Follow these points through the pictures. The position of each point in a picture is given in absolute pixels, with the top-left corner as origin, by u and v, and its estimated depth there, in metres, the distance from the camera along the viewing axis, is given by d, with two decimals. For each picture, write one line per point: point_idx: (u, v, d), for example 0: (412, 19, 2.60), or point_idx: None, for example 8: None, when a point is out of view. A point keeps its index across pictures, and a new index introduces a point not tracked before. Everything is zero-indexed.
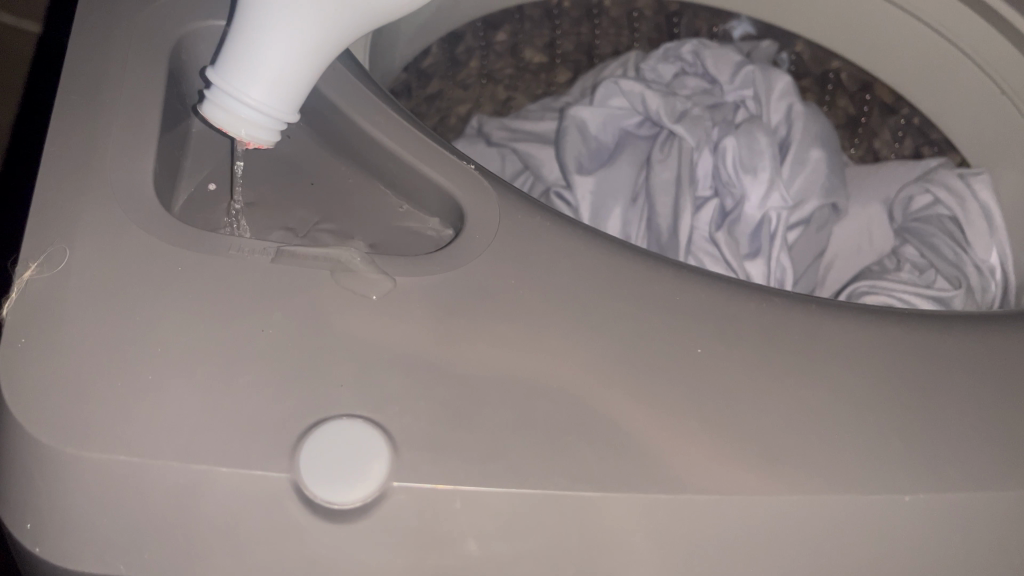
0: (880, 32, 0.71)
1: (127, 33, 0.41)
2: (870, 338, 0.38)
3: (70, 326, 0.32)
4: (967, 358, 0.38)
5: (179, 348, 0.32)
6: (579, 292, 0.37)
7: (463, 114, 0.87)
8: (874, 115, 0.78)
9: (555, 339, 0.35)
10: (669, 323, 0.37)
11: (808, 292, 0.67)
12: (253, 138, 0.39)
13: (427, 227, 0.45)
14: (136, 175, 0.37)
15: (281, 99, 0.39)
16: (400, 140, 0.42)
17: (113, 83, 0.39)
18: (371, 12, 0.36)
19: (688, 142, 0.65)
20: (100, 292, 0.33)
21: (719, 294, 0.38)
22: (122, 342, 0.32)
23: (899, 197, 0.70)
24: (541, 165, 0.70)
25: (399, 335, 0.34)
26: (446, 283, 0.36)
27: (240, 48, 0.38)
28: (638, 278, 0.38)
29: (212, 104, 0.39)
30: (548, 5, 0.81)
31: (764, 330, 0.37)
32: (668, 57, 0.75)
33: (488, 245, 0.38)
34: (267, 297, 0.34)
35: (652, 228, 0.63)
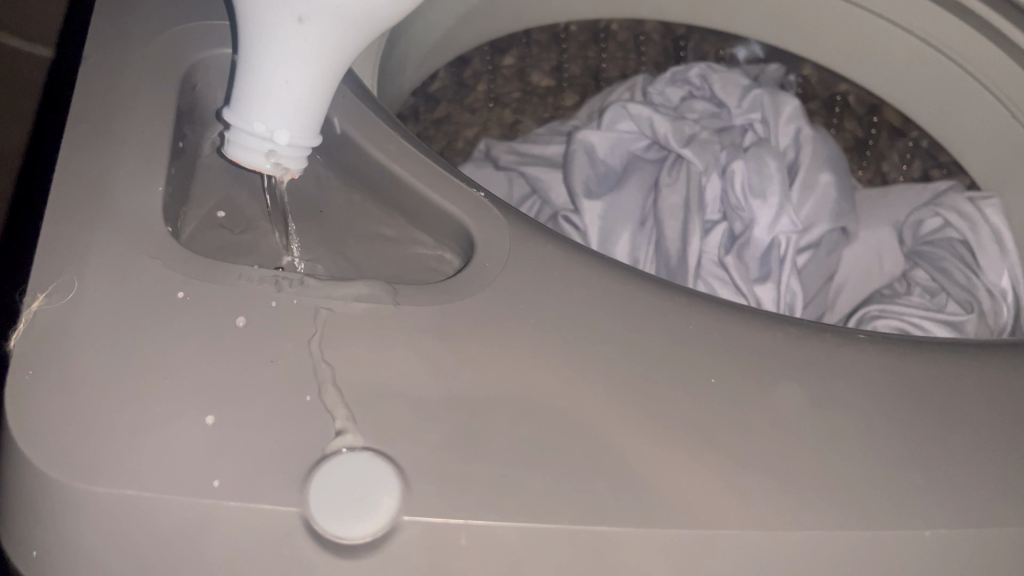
0: (891, 54, 0.72)
1: (133, 60, 0.41)
2: (883, 366, 0.38)
3: (77, 355, 0.32)
4: (984, 386, 0.38)
5: (186, 380, 0.32)
6: (591, 321, 0.37)
7: (471, 138, 0.89)
8: (882, 137, 0.79)
9: (565, 366, 0.35)
10: (681, 352, 0.36)
11: (817, 316, 0.67)
12: (282, 171, 0.39)
13: (432, 252, 0.44)
14: (146, 205, 0.37)
15: (301, 128, 0.38)
16: (411, 164, 0.42)
17: (123, 110, 0.39)
18: (369, 27, 0.35)
19: (696, 166, 0.65)
20: (108, 322, 0.33)
21: (730, 322, 0.38)
22: (131, 374, 0.32)
23: (910, 221, 0.69)
24: (550, 189, 0.71)
25: (409, 369, 0.34)
26: (455, 311, 0.36)
27: (249, 85, 0.38)
28: (648, 304, 0.38)
29: (237, 147, 0.39)
30: (554, 29, 0.82)
31: (778, 356, 0.37)
32: (675, 81, 0.74)
33: (497, 270, 0.38)
34: (276, 327, 0.34)
35: (661, 252, 0.63)
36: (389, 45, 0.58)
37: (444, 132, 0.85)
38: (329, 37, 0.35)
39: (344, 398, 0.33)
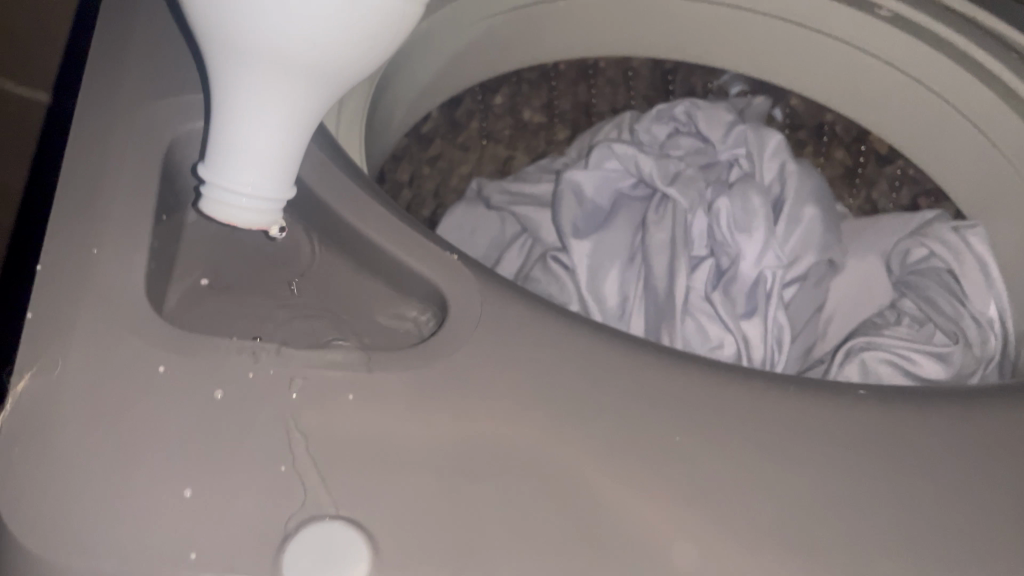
0: (877, 87, 0.73)
1: (120, 128, 0.42)
2: (844, 419, 0.39)
3: (65, 436, 0.33)
4: (939, 437, 0.39)
5: (167, 455, 0.33)
6: (558, 381, 0.38)
7: (464, 174, 0.89)
8: (870, 165, 0.79)
9: (540, 431, 0.36)
10: (647, 412, 0.37)
11: (807, 348, 0.67)
12: (257, 225, 0.38)
13: (406, 324, 0.46)
14: (129, 278, 0.37)
15: (275, 181, 0.38)
16: (385, 230, 0.43)
17: (110, 182, 0.40)
18: (342, 76, 0.36)
19: (681, 204, 0.66)
20: (95, 401, 0.34)
21: (694, 379, 0.39)
22: (112, 450, 0.33)
23: (896, 250, 0.70)
24: (540, 228, 0.72)
25: (381, 435, 0.35)
26: (428, 376, 0.37)
27: (223, 139, 0.37)
28: (614, 362, 0.39)
29: (211, 203, 0.38)
30: (544, 68, 0.83)
31: (744, 414, 0.38)
32: (661, 118, 0.75)
33: (471, 329, 0.39)
34: (253, 398, 0.35)
35: (649, 290, 0.64)
36: (377, 93, 0.60)
37: (437, 170, 0.84)
38: (304, 85, 0.36)
39: (325, 471, 0.34)
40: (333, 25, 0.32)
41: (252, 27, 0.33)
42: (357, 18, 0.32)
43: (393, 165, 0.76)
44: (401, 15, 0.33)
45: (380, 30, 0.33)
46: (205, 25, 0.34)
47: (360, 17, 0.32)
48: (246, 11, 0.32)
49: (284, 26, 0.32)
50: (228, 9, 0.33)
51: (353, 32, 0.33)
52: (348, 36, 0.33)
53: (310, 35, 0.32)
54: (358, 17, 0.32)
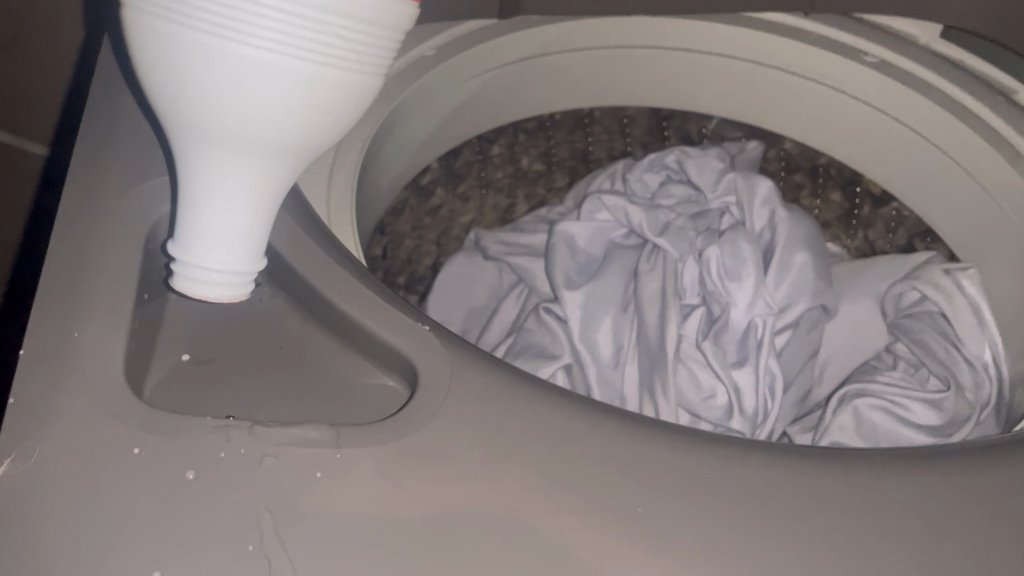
0: (869, 134, 0.74)
1: (80, 194, 0.38)
2: (863, 472, 0.35)
3: (23, 527, 0.29)
4: (969, 486, 0.35)
5: (108, 528, 0.29)
6: (550, 436, 0.34)
7: (465, 225, 0.88)
8: (866, 207, 0.79)
9: (530, 495, 0.32)
10: (649, 469, 0.33)
11: (805, 392, 0.67)
12: (228, 298, 0.38)
13: (393, 398, 0.39)
14: (77, 326, 0.34)
15: (245, 254, 0.38)
16: (353, 283, 0.39)
17: (93, 253, 0.36)
18: (306, 147, 0.36)
19: (671, 254, 0.67)
20: (54, 486, 0.30)
21: (696, 434, 0.35)
22: (45, 525, 0.29)
23: (890, 294, 0.69)
24: (535, 278, 0.73)
25: (353, 502, 0.31)
26: (404, 433, 0.33)
27: (190, 216, 0.37)
28: (608, 414, 0.36)
29: (183, 279, 0.38)
30: (541, 117, 0.82)
31: (760, 475, 0.34)
32: (653, 167, 0.77)
33: (446, 384, 0.35)
34: (203, 461, 0.31)
35: (641, 339, 0.64)
36: (370, 155, 0.63)
37: (437, 221, 0.84)
38: (271, 159, 0.36)
39: (289, 547, 0.30)
40: (294, 99, 0.33)
41: (216, 106, 0.34)
42: (313, 91, 0.33)
43: (391, 220, 0.77)
44: (358, 84, 0.34)
45: (340, 101, 0.34)
46: (169, 105, 0.35)
47: (319, 90, 0.33)
48: (207, 91, 0.33)
49: (247, 103, 0.33)
50: (191, 90, 0.33)
51: (314, 105, 0.34)
52: (306, 107, 0.34)
53: (271, 109, 0.33)
54: (316, 91, 0.33)
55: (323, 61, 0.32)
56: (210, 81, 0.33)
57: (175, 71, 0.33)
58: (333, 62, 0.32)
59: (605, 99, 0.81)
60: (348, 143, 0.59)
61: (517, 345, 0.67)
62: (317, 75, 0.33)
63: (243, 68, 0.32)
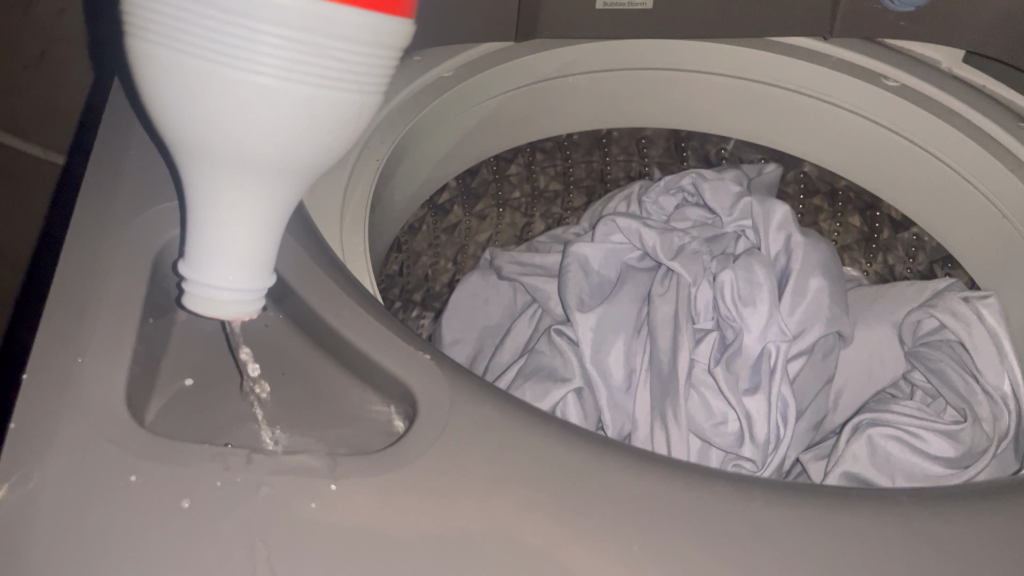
0: (891, 160, 0.72)
1: (88, 225, 0.40)
2: (865, 513, 0.34)
3: (19, 544, 0.29)
4: (976, 531, 0.34)
5: (100, 548, 0.29)
6: (545, 467, 0.34)
7: (482, 243, 0.87)
8: (886, 231, 0.78)
9: (522, 525, 0.32)
10: (646, 503, 0.33)
11: (818, 421, 0.66)
12: (238, 316, 0.38)
13: (386, 420, 0.39)
14: (79, 353, 0.35)
15: (253, 273, 0.38)
16: (356, 312, 0.39)
17: (103, 281, 0.37)
18: (305, 167, 0.37)
19: (685, 279, 0.66)
20: (51, 505, 0.30)
21: (695, 471, 0.35)
22: (41, 543, 0.29)
23: (908, 321, 0.68)
24: (548, 299, 0.72)
25: (344, 529, 0.31)
26: (399, 462, 0.33)
27: (199, 235, 0.38)
28: (606, 448, 0.35)
29: (192, 298, 0.38)
30: (559, 138, 0.82)
31: (758, 515, 0.33)
32: (669, 189, 0.77)
33: (444, 416, 0.35)
34: (196, 486, 0.31)
35: (654, 364, 0.63)
36: (386, 176, 0.62)
37: (455, 240, 0.83)
38: (270, 179, 0.37)
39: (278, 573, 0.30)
40: (291, 120, 0.33)
41: (214, 127, 0.34)
42: (313, 113, 0.34)
43: (409, 236, 0.75)
44: (356, 104, 0.35)
45: (338, 122, 0.35)
46: (170, 126, 0.35)
47: (316, 112, 0.34)
48: (206, 112, 0.33)
49: (244, 125, 0.33)
50: (190, 112, 0.34)
51: (311, 126, 0.34)
52: (308, 129, 0.34)
53: (269, 130, 0.34)
54: (313, 113, 0.34)
55: (322, 84, 0.33)
56: (208, 103, 0.33)
57: (175, 93, 0.34)
58: (330, 85, 0.33)
59: (622, 119, 0.81)
60: (362, 166, 0.59)
61: (527, 365, 0.65)
62: (315, 97, 0.33)
63: (240, 90, 0.32)
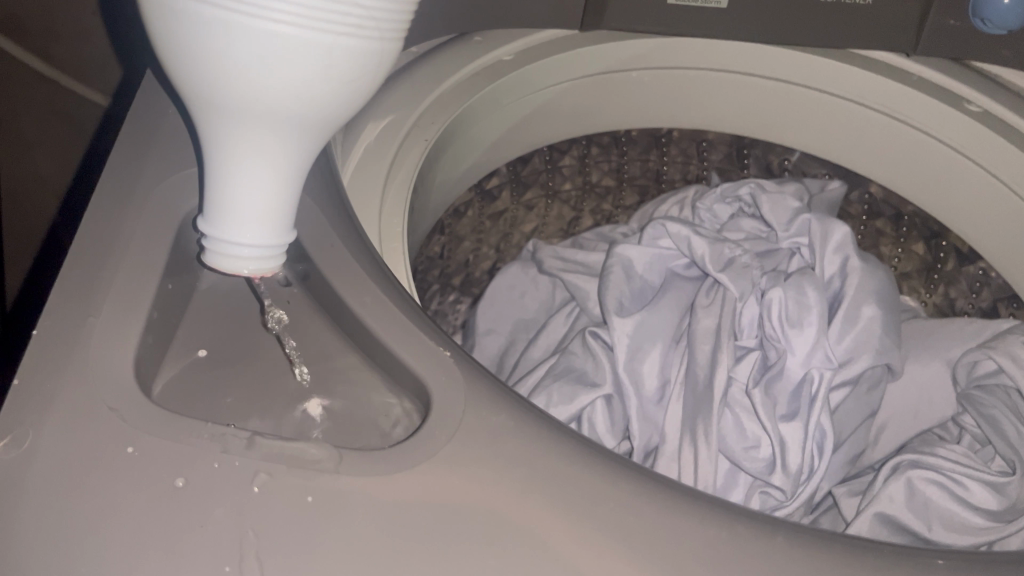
0: (966, 190, 0.68)
1: (113, 190, 0.39)
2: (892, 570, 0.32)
3: (9, 506, 0.29)
4: None
5: (89, 520, 0.29)
6: (555, 483, 0.32)
7: (528, 232, 0.85)
8: (950, 262, 0.74)
9: (524, 542, 0.30)
10: (655, 533, 0.31)
11: (855, 456, 0.63)
12: (260, 272, 0.38)
13: (395, 417, 0.38)
14: (92, 315, 0.34)
15: (273, 229, 0.38)
16: (380, 298, 0.38)
17: (122, 245, 0.37)
18: (327, 121, 0.36)
19: (731, 292, 0.63)
20: (46, 471, 0.30)
21: (713, 504, 0.33)
22: (30, 509, 0.29)
23: (963, 361, 0.63)
24: (587, 298, 0.70)
25: (338, 526, 0.30)
26: (403, 462, 0.32)
27: (218, 192, 0.37)
28: (621, 469, 0.33)
29: (213, 255, 0.38)
30: (616, 134, 0.79)
31: (780, 564, 0.31)
32: (725, 198, 0.74)
33: (457, 418, 0.33)
34: (194, 466, 0.30)
35: (689, 378, 0.60)
36: (433, 157, 0.61)
37: (500, 228, 0.82)
38: (291, 134, 0.36)
39: (265, 564, 0.28)
40: (313, 73, 0.32)
41: (233, 82, 0.33)
42: (335, 63, 0.32)
43: (452, 220, 0.74)
44: (379, 50, 0.33)
45: (360, 72, 0.34)
46: (186, 84, 0.34)
47: (339, 63, 0.32)
48: (225, 67, 0.32)
49: (264, 78, 0.32)
50: (207, 68, 0.33)
51: (334, 78, 0.33)
52: (329, 81, 0.33)
53: (291, 85, 0.33)
54: (335, 64, 0.32)
55: (343, 31, 0.32)
56: (225, 57, 0.32)
57: (192, 50, 0.33)
58: (352, 32, 0.32)
59: (683, 119, 0.78)
60: (406, 150, 0.57)
61: (557, 366, 0.64)
62: (337, 46, 0.32)
63: (259, 40, 0.31)
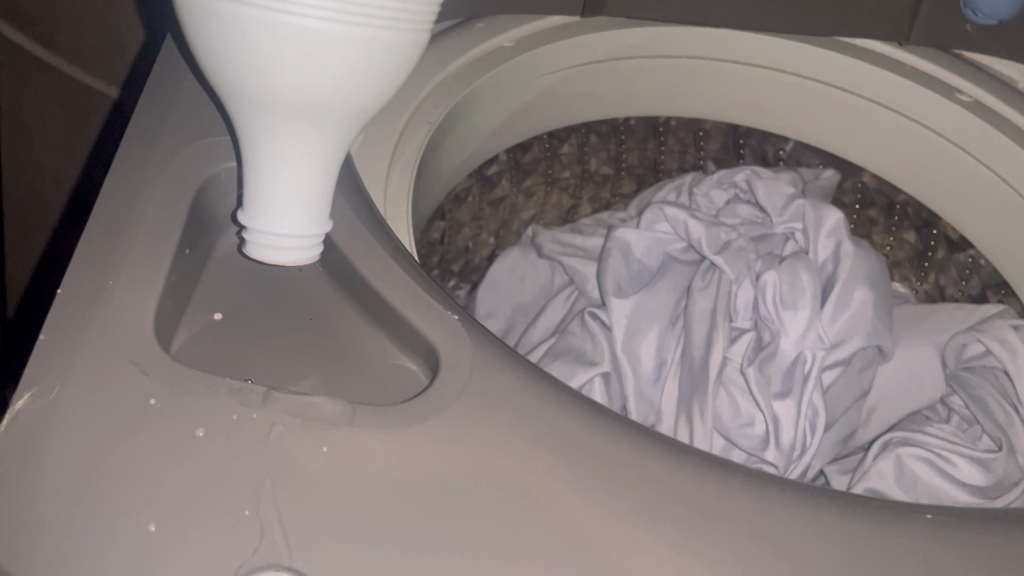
0: (957, 178, 0.70)
1: (132, 158, 0.40)
2: (878, 523, 0.33)
3: (40, 454, 0.30)
4: (995, 550, 0.33)
5: (117, 467, 0.30)
6: (558, 437, 0.33)
7: (526, 219, 0.86)
8: (941, 250, 0.75)
9: (530, 493, 0.32)
10: (654, 485, 0.32)
11: (847, 436, 0.64)
12: (300, 262, 0.39)
13: (406, 377, 0.40)
14: (112, 278, 0.35)
15: (311, 220, 0.39)
16: (391, 266, 0.39)
17: (139, 210, 0.38)
18: (363, 112, 0.37)
19: (727, 274, 0.65)
20: (74, 423, 0.31)
21: (709, 460, 0.34)
22: (60, 458, 0.30)
23: (952, 344, 0.65)
24: (585, 281, 0.71)
25: (354, 475, 0.31)
26: (414, 417, 0.33)
27: (257, 186, 0.39)
28: (621, 425, 0.35)
29: (254, 247, 0.39)
30: (614, 122, 0.81)
31: (773, 517, 0.32)
32: (722, 184, 0.76)
33: (464, 378, 0.35)
34: (214, 418, 0.32)
35: (685, 358, 0.62)
36: (436, 139, 0.62)
37: (499, 214, 0.83)
38: (328, 126, 0.37)
39: (284, 511, 0.30)
40: (352, 65, 0.34)
41: (274, 80, 0.34)
42: (372, 55, 0.34)
43: (453, 205, 0.75)
44: (410, 42, 0.35)
45: (393, 64, 0.35)
46: (227, 81, 0.35)
47: (376, 55, 0.34)
48: (267, 66, 0.34)
49: (305, 74, 0.34)
50: (247, 64, 0.34)
51: (370, 69, 0.34)
52: (366, 73, 0.34)
53: (330, 79, 0.34)
54: (373, 55, 0.34)
55: (379, 25, 0.33)
56: (266, 54, 0.33)
57: (233, 48, 0.34)
58: (386, 25, 0.33)
59: (681, 108, 0.80)
60: (410, 131, 0.58)
61: (556, 346, 0.66)
62: (374, 39, 0.33)
63: (300, 38, 0.32)
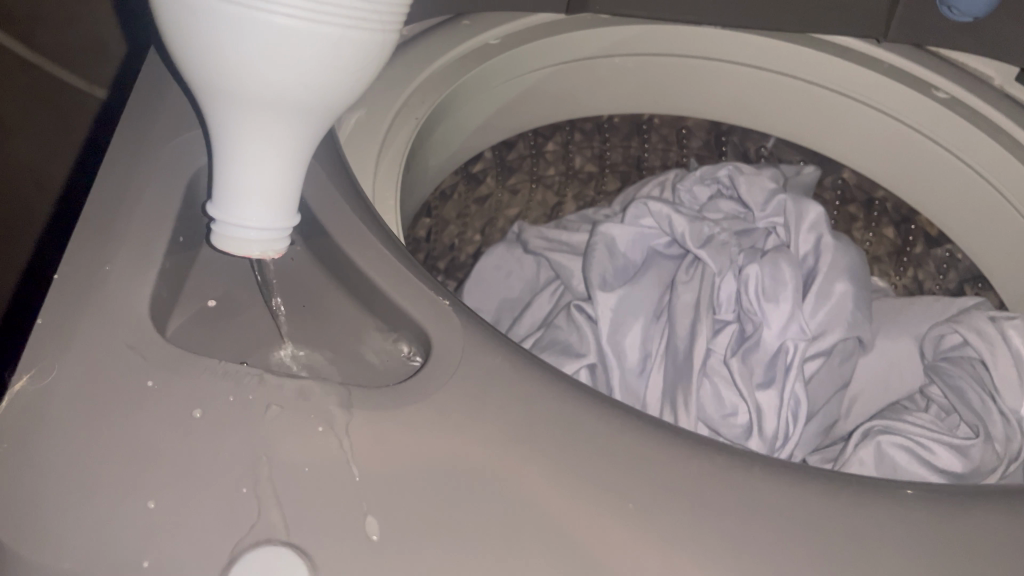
0: (931, 173, 0.71)
1: (126, 147, 0.41)
2: (857, 495, 0.34)
3: (43, 431, 0.31)
4: (968, 520, 0.34)
5: (118, 444, 0.31)
6: (545, 415, 0.34)
7: (511, 217, 0.86)
8: (919, 245, 0.77)
9: (518, 467, 0.32)
10: (639, 459, 0.33)
11: (829, 425, 0.65)
12: (268, 253, 0.39)
13: (397, 359, 0.41)
14: (107, 264, 0.36)
15: (278, 212, 0.39)
16: (380, 252, 0.40)
17: (133, 198, 0.39)
18: (332, 107, 0.38)
19: (710, 267, 0.66)
20: (75, 403, 0.32)
21: (692, 437, 0.35)
22: (62, 436, 0.31)
23: (930, 336, 0.66)
24: (571, 276, 0.72)
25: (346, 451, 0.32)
26: (406, 397, 0.34)
27: (225, 178, 0.39)
28: (607, 403, 0.36)
29: (221, 238, 0.39)
30: (598, 120, 0.82)
31: (754, 489, 0.33)
32: (704, 180, 0.77)
33: (453, 359, 0.36)
34: (211, 398, 0.33)
35: (670, 349, 0.63)
36: (423, 134, 0.63)
37: (485, 212, 0.83)
38: (295, 120, 0.37)
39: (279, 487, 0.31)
40: (321, 64, 0.34)
41: (240, 73, 0.35)
42: (337, 53, 0.34)
43: (439, 203, 0.75)
44: (377, 42, 0.35)
45: (361, 62, 0.36)
46: (197, 73, 0.36)
47: (342, 52, 0.34)
48: (233, 59, 0.34)
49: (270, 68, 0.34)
50: (213, 55, 0.34)
51: (337, 65, 0.35)
52: (332, 70, 0.35)
53: (296, 74, 0.34)
54: (338, 53, 0.34)
55: (346, 24, 0.33)
56: (232, 46, 0.34)
57: (201, 40, 0.34)
58: (352, 24, 0.33)
59: (663, 105, 0.81)
60: (398, 126, 0.59)
61: (543, 339, 0.66)
62: (340, 37, 0.34)
63: (266, 33, 0.33)
